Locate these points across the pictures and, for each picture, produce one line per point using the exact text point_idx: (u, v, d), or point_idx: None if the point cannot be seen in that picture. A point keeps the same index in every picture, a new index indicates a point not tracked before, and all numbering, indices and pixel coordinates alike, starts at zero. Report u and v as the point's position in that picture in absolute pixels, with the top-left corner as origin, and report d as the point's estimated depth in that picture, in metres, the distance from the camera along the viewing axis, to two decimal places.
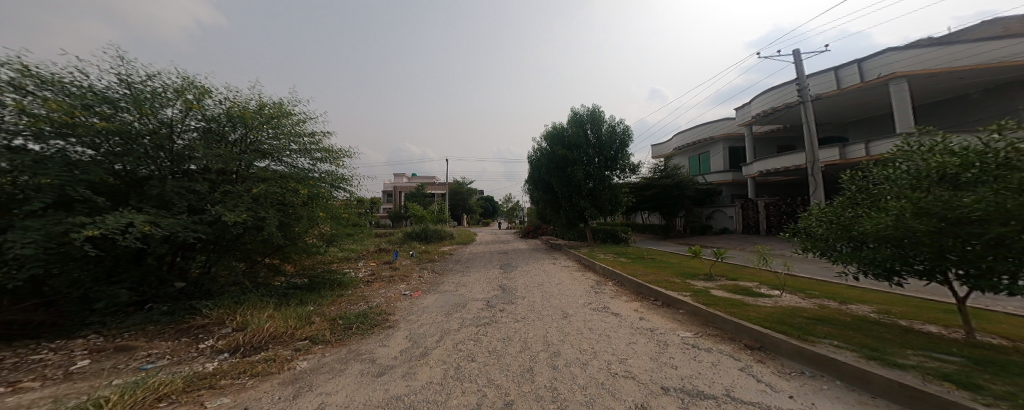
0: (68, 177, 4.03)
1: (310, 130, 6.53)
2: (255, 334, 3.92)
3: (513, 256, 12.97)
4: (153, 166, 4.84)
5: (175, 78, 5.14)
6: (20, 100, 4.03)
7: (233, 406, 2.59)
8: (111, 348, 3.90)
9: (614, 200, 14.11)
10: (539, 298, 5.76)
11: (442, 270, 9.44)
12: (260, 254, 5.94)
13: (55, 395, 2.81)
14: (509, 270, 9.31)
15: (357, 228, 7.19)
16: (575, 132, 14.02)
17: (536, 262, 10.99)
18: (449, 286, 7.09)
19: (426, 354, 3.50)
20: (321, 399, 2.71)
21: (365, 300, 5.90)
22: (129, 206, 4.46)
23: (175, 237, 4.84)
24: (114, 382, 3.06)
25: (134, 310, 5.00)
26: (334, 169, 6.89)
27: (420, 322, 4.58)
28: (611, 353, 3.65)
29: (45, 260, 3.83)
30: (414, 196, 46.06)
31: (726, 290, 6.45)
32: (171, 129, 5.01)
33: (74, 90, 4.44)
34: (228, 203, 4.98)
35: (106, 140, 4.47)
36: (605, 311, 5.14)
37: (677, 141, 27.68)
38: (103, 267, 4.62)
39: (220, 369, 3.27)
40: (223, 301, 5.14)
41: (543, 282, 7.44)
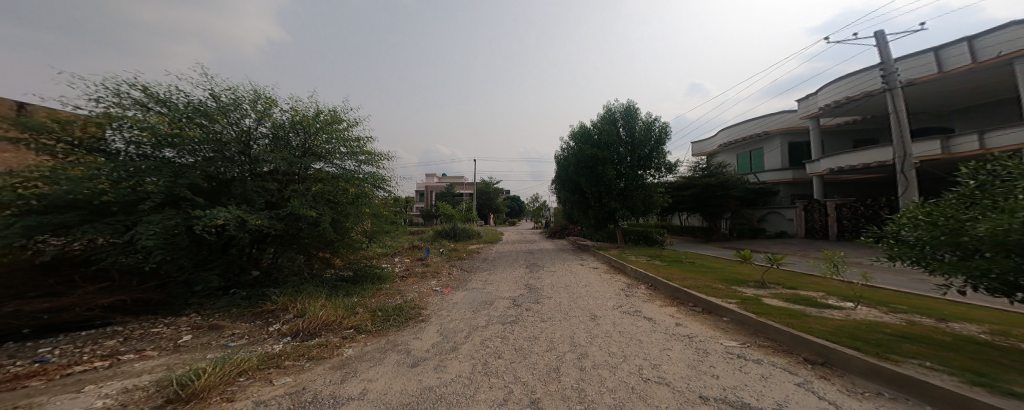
0: (181, 179, 4.89)
1: (357, 135, 6.97)
2: (310, 321, 4.36)
3: (544, 256, 12.90)
4: (237, 169, 5.57)
5: (249, 90, 5.84)
6: (144, 116, 4.93)
7: (294, 386, 2.93)
8: (206, 326, 4.58)
9: (648, 200, 13.58)
10: (567, 299, 5.72)
11: (470, 268, 9.72)
12: (315, 248, 6.49)
13: (167, 363, 3.39)
14: (536, 270, 9.35)
15: (393, 226, 7.58)
16: (605, 130, 13.63)
17: (563, 263, 10.88)
18: (477, 284, 7.28)
19: (456, 349, 3.65)
20: (363, 385, 2.96)
21: (401, 295, 6.26)
22: (222, 204, 5.23)
23: (255, 231, 5.54)
24: (205, 356, 3.62)
25: (220, 295, 5.81)
26: (376, 171, 7.30)
27: (450, 318, 4.77)
28: (643, 358, 3.54)
29: (163, 246, 4.65)
30: (445, 196, 47.51)
31: (782, 300, 5.92)
32: (248, 136, 5.70)
33: (179, 105, 5.25)
34: (292, 203, 5.59)
35: (204, 146, 5.26)
36: (637, 314, 5.00)
37: (722, 138, 25.76)
38: (200, 256, 5.45)
39: (284, 351, 3.69)
40: (287, 289, 5.76)
41: (571, 282, 7.34)
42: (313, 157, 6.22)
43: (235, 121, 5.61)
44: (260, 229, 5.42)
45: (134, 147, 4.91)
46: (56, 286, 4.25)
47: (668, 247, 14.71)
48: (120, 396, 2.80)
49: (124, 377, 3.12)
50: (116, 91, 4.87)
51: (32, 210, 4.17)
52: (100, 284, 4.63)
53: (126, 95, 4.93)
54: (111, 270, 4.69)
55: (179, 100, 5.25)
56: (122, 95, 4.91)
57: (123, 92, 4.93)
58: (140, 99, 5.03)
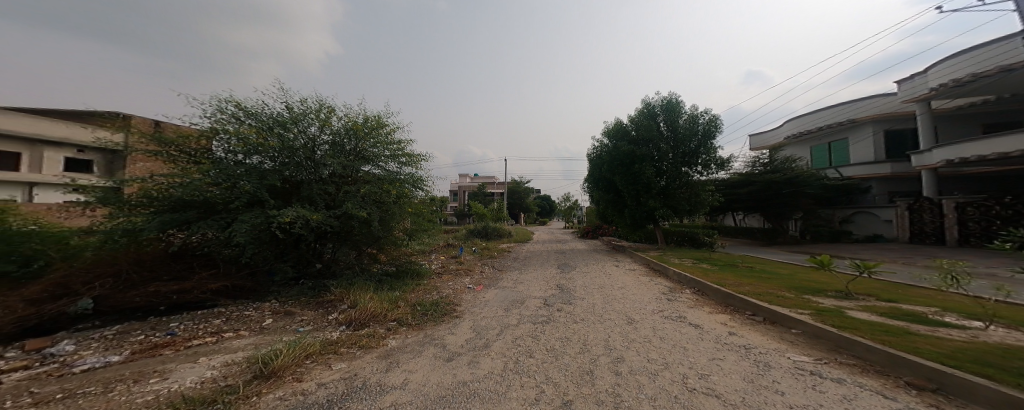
0: (264, 182, 5.67)
1: (398, 138, 7.38)
2: (361, 312, 4.75)
3: (580, 256, 12.46)
4: (306, 172, 6.28)
5: (314, 101, 6.53)
6: (237, 127, 5.79)
7: (346, 371, 3.23)
8: (283, 312, 5.25)
9: (694, 199, 12.59)
10: (601, 301, 5.51)
11: (501, 267, 9.81)
12: (365, 245, 7.04)
13: (254, 343, 3.99)
14: (568, 270, 9.12)
15: (431, 225, 7.89)
16: (643, 125, 12.65)
17: (598, 263, 10.46)
18: (508, 283, 7.32)
19: (488, 346, 3.73)
20: (405, 376, 3.16)
21: (437, 291, 6.54)
22: (294, 204, 5.94)
23: (317, 229, 6.20)
24: (279, 339, 4.13)
25: (291, 284, 6.61)
26: (415, 172, 7.67)
27: (483, 315, 4.86)
28: (689, 366, 3.29)
29: (251, 241, 5.45)
30: (477, 195, 48.13)
31: (875, 314, 5.05)
32: (313, 143, 6.38)
33: (262, 116, 6.07)
34: (347, 204, 6.17)
35: (280, 153, 6.03)
36: (682, 320, 4.65)
37: (788, 129, 22.83)
38: (280, 250, 6.25)
39: (340, 338, 4.08)
40: (343, 282, 6.35)
41: (604, 284, 7.04)
42: (362, 161, 6.77)
43: (303, 130, 6.32)
44: (321, 227, 6.06)
45: (231, 155, 5.83)
46: (181, 272, 5.48)
47: (719, 248, 13.40)
48: (223, 369, 3.33)
49: (225, 353, 3.77)
50: (218, 107, 5.79)
51: (161, 209, 5.32)
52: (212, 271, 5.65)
53: (224, 110, 5.83)
54: (218, 259, 5.74)
55: (262, 112, 6.07)
56: (222, 110, 5.82)
57: (222, 107, 5.83)
58: (234, 112, 5.91)
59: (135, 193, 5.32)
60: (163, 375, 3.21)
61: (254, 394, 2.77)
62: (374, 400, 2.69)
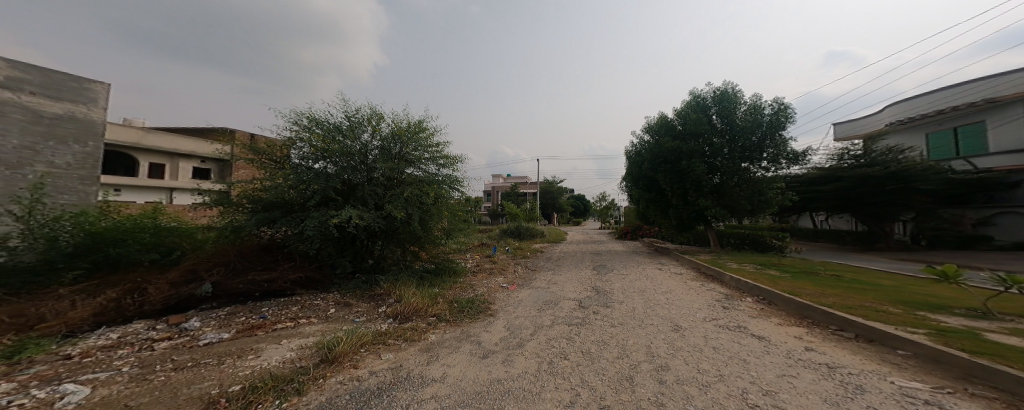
0: (328, 184, 6.31)
1: (438, 141, 7.63)
2: (406, 306, 5.03)
3: (619, 258, 11.73)
4: (360, 175, 6.82)
5: (367, 109, 7.04)
6: (307, 135, 6.51)
7: (394, 362, 3.43)
8: (343, 302, 5.78)
9: (758, 198, 11.34)
10: (642, 305, 5.17)
11: (534, 266, 9.69)
12: (410, 243, 7.42)
13: (321, 330, 4.45)
14: (603, 271, 8.73)
15: (467, 225, 8.00)
16: (692, 119, 11.60)
17: (639, 266, 9.85)
18: (542, 283, 7.20)
19: (522, 345, 3.71)
20: (444, 370, 3.27)
21: (472, 289, 6.65)
22: (350, 204, 6.47)
23: (368, 227, 6.71)
24: (340, 328, 4.54)
25: (350, 278, 7.14)
26: (453, 173, 7.87)
27: (517, 314, 4.84)
28: (750, 381, 2.94)
29: (318, 235, 6.15)
30: (510, 196, 48.03)
31: (1016, 336, 4.03)
32: (365, 148, 6.88)
33: (327, 125, 6.70)
34: (392, 204, 6.58)
35: (339, 158, 6.61)
36: (742, 331, 4.18)
37: (890, 114, 19.65)
38: (337, 247, 6.90)
39: (389, 330, 4.36)
40: (390, 278, 6.77)
41: (645, 288, 6.60)
42: (406, 163, 7.15)
43: (359, 136, 6.87)
44: (370, 226, 6.55)
45: (304, 161, 6.57)
46: (270, 265, 6.35)
47: (790, 253, 11.88)
48: (299, 352, 3.75)
49: (300, 336, 4.26)
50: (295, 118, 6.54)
51: (256, 208, 6.22)
52: (291, 264, 6.46)
53: (299, 121, 6.56)
54: (297, 255, 6.58)
55: (327, 121, 6.71)
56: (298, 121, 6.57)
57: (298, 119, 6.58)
58: (304, 123, 6.61)
59: (243, 196, 6.22)
60: (252, 353, 3.71)
61: (321, 376, 3.06)
62: (417, 391, 2.82)
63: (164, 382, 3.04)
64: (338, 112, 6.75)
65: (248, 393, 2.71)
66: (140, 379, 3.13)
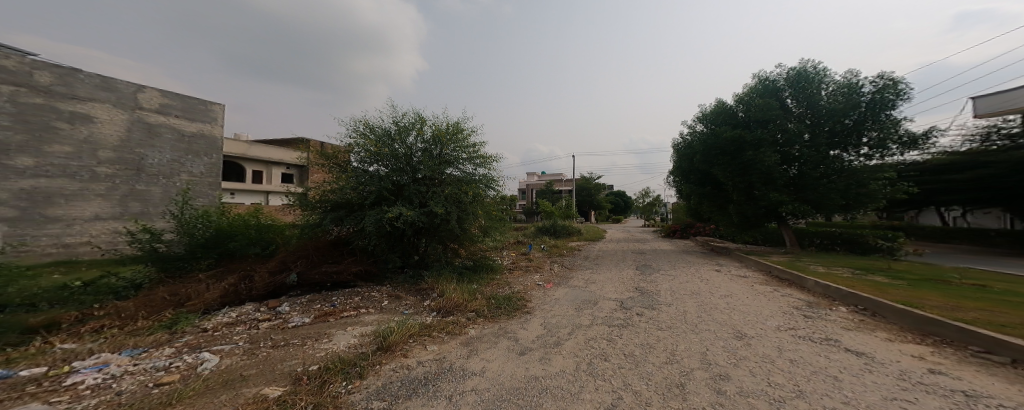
0: (379, 185, 6.79)
1: (475, 141, 7.81)
2: (448, 301, 5.24)
3: (666, 258, 10.90)
4: (407, 176, 7.21)
5: (411, 114, 7.42)
6: (362, 140, 7.06)
7: (437, 354, 3.60)
8: (394, 295, 6.19)
9: (850, 191, 9.95)
10: (693, 308, 4.83)
11: (571, 265, 9.51)
12: (450, 241, 7.67)
13: (376, 320, 4.82)
14: (648, 272, 8.24)
15: (502, 223, 8.10)
16: (761, 104, 10.38)
17: (688, 267, 9.17)
18: (579, 282, 7.05)
19: (559, 344, 3.67)
20: (483, 364, 3.36)
21: (509, 286, 6.72)
22: (395, 203, 6.86)
23: (413, 225, 7.08)
24: (392, 319, 4.87)
25: (401, 273, 7.50)
26: (490, 172, 7.98)
27: (553, 313, 4.79)
28: (829, 395, 2.56)
29: (376, 231, 6.71)
30: (545, 192, 47.39)
31: None
32: (410, 150, 7.24)
33: (378, 130, 7.20)
34: (435, 202, 6.88)
35: (388, 161, 7.05)
36: (832, 345, 3.65)
37: None
38: (390, 244, 7.32)
39: (433, 323, 4.57)
40: (434, 274, 7.07)
41: (694, 290, 6.13)
42: (445, 164, 7.40)
43: (404, 140, 7.26)
44: (416, 223, 6.92)
45: (359, 163, 7.13)
46: (339, 259, 7.02)
47: (906, 256, 10.02)
48: (358, 339, 4.09)
49: (363, 324, 4.67)
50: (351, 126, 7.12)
51: (326, 208, 6.91)
52: (354, 258, 7.07)
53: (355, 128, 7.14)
54: (359, 251, 7.17)
55: (379, 127, 7.21)
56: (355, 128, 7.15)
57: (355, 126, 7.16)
58: (359, 129, 7.17)
59: (315, 198, 6.94)
60: (319, 337, 4.12)
61: (377, 362, 3.32)
62: (459, 383, 2.93)
63: (264, 357, 3.52)
64: (387, 118, 7.21)
65: (323, 373, 3.03)
66: (250, 353, 3.67)
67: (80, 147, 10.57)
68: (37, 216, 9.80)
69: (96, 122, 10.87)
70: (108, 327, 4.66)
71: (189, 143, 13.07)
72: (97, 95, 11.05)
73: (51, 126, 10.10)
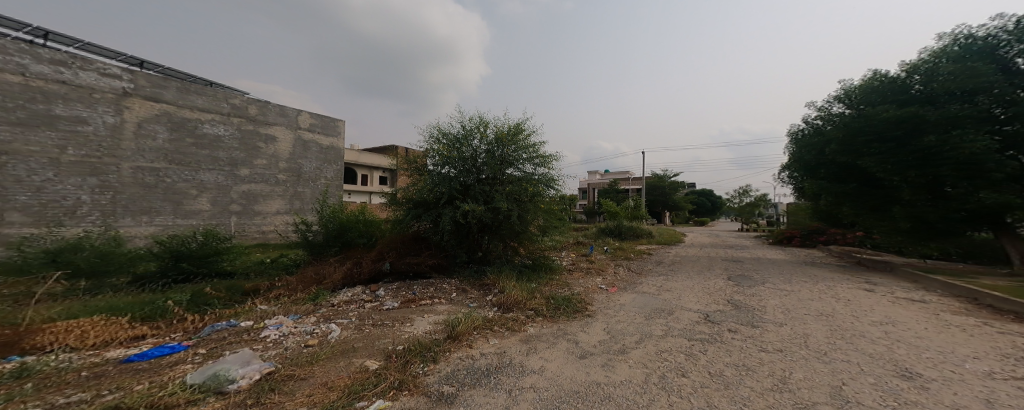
0: (448, 185, 7.08)
1: (535, 141, 7.80)
2: (508, 297, 5.30)
3: (757, 265, 9.80)
4: (472, 177, 7.40)
5: (476, 118, 7.60)
6: (433, 145, 7.44)
7: (498, 347, 3.66)
8: (462, 288, 6.43)
9: None
10: (787, 326, 4.28)
11: (638, 269, 8.97)
12: (510, 239, 7.73)
13: (447, 310, 5.04)
14: (731, 281, 7.43)
15: (561, 223, 8.05)
16: (966, 71, 6.75)
17: (775, 275, 8.27)
18: (648, 288, 6.61)
19: (626, 352, 3.48)
20: (542, 363, 3.31)
21: (569, 287, 6.59)
22: (461, 202, 7.06)
23: (478, 222, 7.29)
24: (460, 310, 5.05)
25: (465, 267, 7.75)
26: (549, 172, 7.90)
27: (618, 318, 4.58)
28: None
29: (450, 227, 7.04)
30: (607, 192, 44.89)
31: None
32: (474, 152, 7.40)
33: (448, 135, 7.51)
34: (498, 201, 7.03)
35: (455, 163, 7.28)
36: (979, 373, 2.91)
37: None
38: (460, 238, 7.50)
39: (494, 318, 4.62)
40: (496, 270, 7.22)
41: (790, 304, 5.42)
42: (506, 164, 7.48)
43: (469, 143, 7.45)
44: (480, 220, 7.12)
45: (433, 166, 7.48)
46: (420, 253, 7.57)
47: None
48: (433, 326, 4.30)
49: (441, 312, 4.93)
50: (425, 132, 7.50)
51: (410, 206, 7.41)
52: (429, 251, 7.57)
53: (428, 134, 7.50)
54: (433, 246, 7.62)
55: (449, 132, 7.52)
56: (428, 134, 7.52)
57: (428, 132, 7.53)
58: (431, 135, 7.54)
59: (402, 197, 7.52)
60: (402, 320, 4.41)
61: (447, 349, 3.47)
62: (518, 379, 2.92)
63: (369, 333, 3.88)
64: (454, 123, 7.48)
65: (406, 353, 3.27)
66: (360, 328, 4.07)
67: (271, 160, 15.43)
68: (252, 210, 14.74)
69: (273, 140, 15.54)
70: (284, 295, 6.20)
71: (324, 153, 17.63)
72: (278, 120, 15.75)
73: (259, 147, 15.03)
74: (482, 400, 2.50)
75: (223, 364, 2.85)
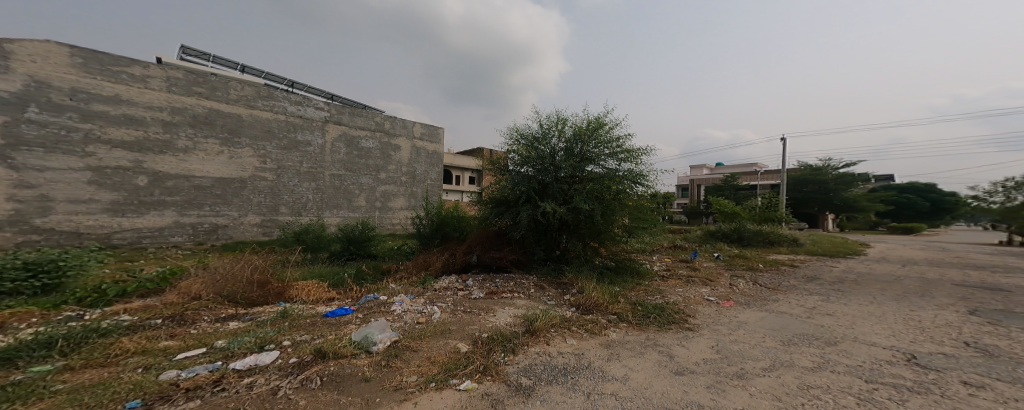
0: (527, 184, 7.12)
1: (618, 135, 7.34)
2: (587, 299, 5.06)
3: (948, 282, 7.31)
4: (551, 176, 7.29)
5: (553, 116, 7.47)
6: (512, 145, 7.56)
7: (576, 348, 3.49)
8: (541, 286, 6.34)
9: None
10: (990, 364, 3.17)
11: (759, 281, 7.55)
12: (589, 238, 7.42)
13: (527, 305, 5.04)
14: (954, 306, 5.40)
15: (654, 223, 7.41)
16: None
17: (960, 292, 6.31)
18: (787, 306, 5.47)
19: (745, 377, 2.94)
20: (625, 371, 3.04)
21: (662, 295, 5.99)
22: (539, 201, 7.03)
23: (558, 221, 7.19)
24: (538, 306, 4.99)
25: (543, 265, 7.60)
26: (635, 168, 7.36)
27: (730, 337, 3.98)
28: None
29: (528, 224, 7.15)
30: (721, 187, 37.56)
31: None
32: (552, 150, 7.29)
33: (525, 134, 7.55)
34: (578, 199, 6.82)
35: (533, 162, 7.29)
36: None
37: None
38: (534, 236, 7.50)
39: (572, 318, 4.42)
40: (575, 269, 7.02)
41: (999, 335, 4.00)
42: (586, 161, 7.21)
43: (547, 141, 7.37)
44: (559, 219, 7.01)
45: (512, 166, 7.62)
46: (501, 248, 7.75)
47: None
48: (513, 319, 4.29)
49: (523, 307, 4.95)
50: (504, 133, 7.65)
51: (491, 206, 7.74)
52: (509, 246, 7.70)
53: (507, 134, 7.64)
54: (511, 241, 7.75)
55: (527, 131, 7.56)
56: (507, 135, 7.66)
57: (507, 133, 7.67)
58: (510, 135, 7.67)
59: (485, 197, 7.88)
60: (486, 310, 4.50)
61: (525, 343, 3.42)
62: (597, 383, 2.71)
63: (460, 318, 4.07)
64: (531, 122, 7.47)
65: (490, 341, 3.31)
66: (456, 312, 4.31)
67: (400, 166, 18.36)
68: (384, 206, 17.74)
69: (399, 149, 18.30)
70: (404, 276, 7.07)
71: (429, 157, 19.90)
72: (400, 132, 18.40)
73: (393, 157, 18.00)
74: (559, 398, 2.37)
75: (370, 328, 3.30)
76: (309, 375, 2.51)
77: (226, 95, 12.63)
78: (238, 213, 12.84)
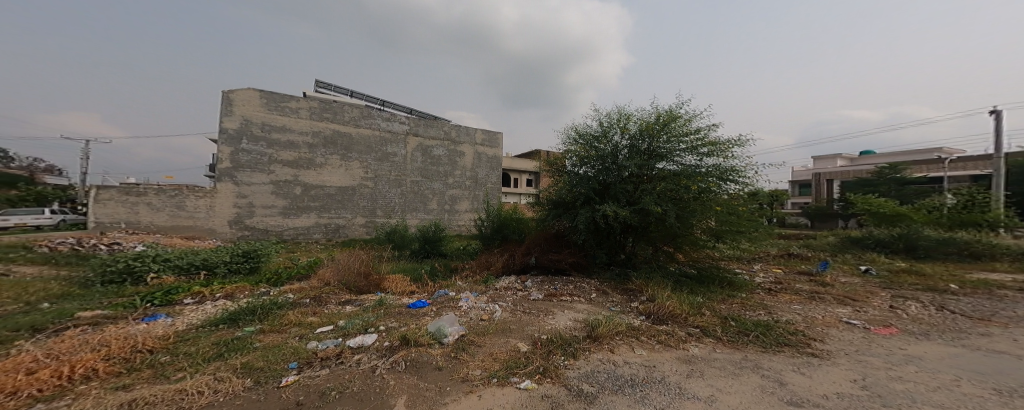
0: (588, 185, 6.78)
1: (697, 127, 6.52)
2: (661, 307, 4.59)
3: None
4: (614, 175, 6.77)
5: (616, 112, 6.98)
6: (569, 146, 7.27)
7: (647, 359, 3.17)
8: (602, 290, 5.99)
9: None
10: None
11: (939, 305, 5.64)
12: (663, 241, 6.76)
13: (587, 310, 4.80)
14: None
15: (752, 227, 6.31)
16: None
17: None
18: (987, 342, 4.00)
19: None
20: (712, 391, 2.63)
21: (766, 311, 5.03)
22: (601, 203, 6.61)
23: (626, 222, 6.69)
24: (601, 312, 4.71)
25: (606, 269, 7.16)
26: (722, 162, 6.44)
27: (895, 373, 3.05)
28: None
29: (591, 226, 6.82)
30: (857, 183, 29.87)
31: None
32: (616, 148, 6.79)
33: (585, 134, 7.19)
34: (647, 200, 6.22)
35: (594, 162, 6.91)
36: None
37: None
38: (597, 238, 7.11)
39: (643, 327, 4.04)
40: (643, 275, 6.44)
41: None
42: (656, 158, 6.54)
43: (610, 139, 6.91)
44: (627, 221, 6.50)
45: (570, 167, 7.31)
46: (562, 250, 7.55)
47: None
48: (574, 322, 4.14)
49: (586, 311, 4.74)
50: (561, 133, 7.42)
51: (550, 208, 7.61)
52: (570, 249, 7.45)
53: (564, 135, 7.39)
54: (572, 243, 7.48)
55: (586, 131, 7.21)
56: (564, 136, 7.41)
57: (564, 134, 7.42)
58: (568, 136, 7.42)
59: (543, 198, 7.75)
60: (546, 312, 4.44)
61: (588, 349, 3.26)
62: (674, 400, 2.41)
63: (520, 317, 4.12)
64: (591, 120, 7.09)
65: (549, 343, 3.25)
66: (519, 312, 4.37)
67: (471, 172, 19.68)
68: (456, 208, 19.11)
69: (462, 155, 19.36)
70: (470, 275, 7.49)
71: (490, 161, 20.55)
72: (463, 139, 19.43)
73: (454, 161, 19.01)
74: None
75: (442, 321, 3.58)
76: (398, 358, 2.85)
77: (345, 117, 15.37)
78: (352, 214, 15.45)
